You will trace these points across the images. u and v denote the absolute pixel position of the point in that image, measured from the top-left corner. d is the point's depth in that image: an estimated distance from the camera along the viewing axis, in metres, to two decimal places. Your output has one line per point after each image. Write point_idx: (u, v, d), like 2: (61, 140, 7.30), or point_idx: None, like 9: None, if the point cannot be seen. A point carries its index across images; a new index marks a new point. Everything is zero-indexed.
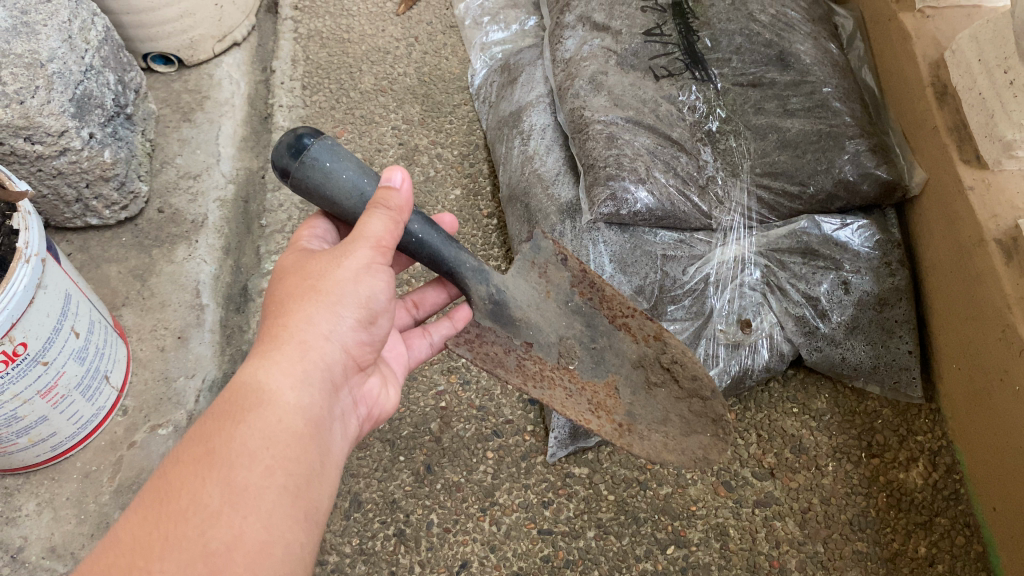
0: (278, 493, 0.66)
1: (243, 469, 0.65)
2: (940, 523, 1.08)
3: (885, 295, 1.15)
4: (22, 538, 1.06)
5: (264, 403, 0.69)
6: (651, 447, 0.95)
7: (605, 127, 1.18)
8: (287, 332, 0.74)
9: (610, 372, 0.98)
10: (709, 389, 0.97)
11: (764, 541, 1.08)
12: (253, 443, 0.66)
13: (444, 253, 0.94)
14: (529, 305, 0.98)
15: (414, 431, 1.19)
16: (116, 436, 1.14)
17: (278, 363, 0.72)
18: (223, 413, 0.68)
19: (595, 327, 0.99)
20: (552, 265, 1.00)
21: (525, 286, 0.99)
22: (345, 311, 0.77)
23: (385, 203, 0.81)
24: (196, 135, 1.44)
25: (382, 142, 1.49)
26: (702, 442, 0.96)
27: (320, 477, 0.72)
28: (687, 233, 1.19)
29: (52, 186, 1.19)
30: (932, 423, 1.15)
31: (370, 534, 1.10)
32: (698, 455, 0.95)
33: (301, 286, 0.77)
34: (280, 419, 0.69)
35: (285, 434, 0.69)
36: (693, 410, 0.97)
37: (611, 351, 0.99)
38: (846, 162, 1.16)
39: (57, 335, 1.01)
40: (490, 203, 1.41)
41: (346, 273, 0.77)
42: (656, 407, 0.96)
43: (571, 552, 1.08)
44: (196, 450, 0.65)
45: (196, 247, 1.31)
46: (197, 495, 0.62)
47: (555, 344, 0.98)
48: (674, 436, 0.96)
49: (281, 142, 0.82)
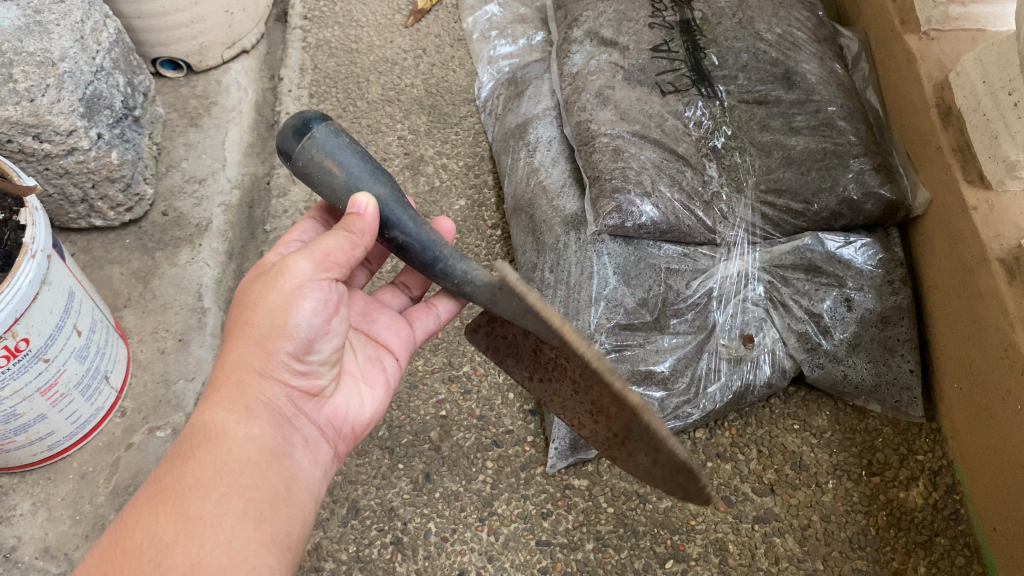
0: (236, 520, 0.66)
1: (197, 499, 0.66)
2: (940, 543, 1.07)
3: (887, 313, 1.15)
4: (15, 537, 1.05)
5: (211, 440, 0.71)
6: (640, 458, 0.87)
7: (611, 140, 1.19)
8: (225, 374, 0.76)
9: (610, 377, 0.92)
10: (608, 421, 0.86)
11: (763, 557, 1.08)
12: (204, 476, 0.68)
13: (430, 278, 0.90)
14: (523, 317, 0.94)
15: (414, 439, 1.18)
16: (114, 437, 1.14)
17: (219, 403, 0.74)
18: (175, 457, 0.70)
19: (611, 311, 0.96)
20: None
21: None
22: (282, 337, 0.77)
23: (347, 227, 0.79)
24: (202, 140, 1.45)
25: (388, 151, 1.50)
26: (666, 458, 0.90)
27: (286, 500, 0.72)
28: (691, 247, 1.20)
29: (58, 185, 1.19)
30: (932, 443, 1.15)
31: (366, 542, 1.09)
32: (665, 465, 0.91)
33: (238, 321, 0.78)
34: (230, 450, 0.71)
35: (237, 465, 0.70)
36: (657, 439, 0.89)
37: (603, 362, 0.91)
38: (850, 181, 1.17)
39: (60, 332, 1.01)
40: (494, 214, 1.42)
41: (277, 296, 0.77)
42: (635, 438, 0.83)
43: (569, 564, 1.07)
44: (153, 491, 0.67)
45: (199, 251, 1.31)
46: (153, 531, 0.63)
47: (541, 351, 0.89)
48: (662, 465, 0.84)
49: (287, 127, 0.80)
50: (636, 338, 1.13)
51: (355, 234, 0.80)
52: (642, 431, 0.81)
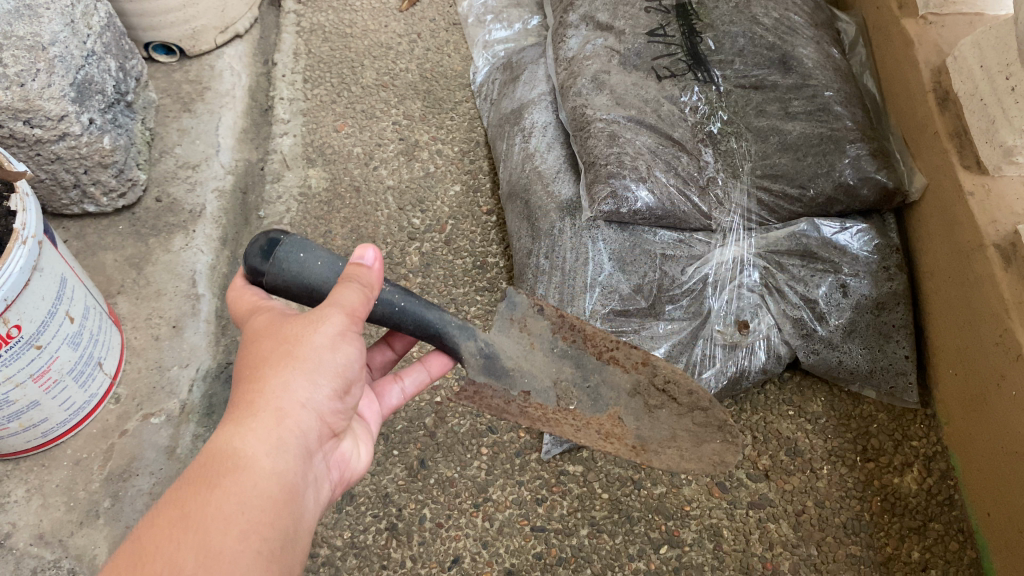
0: (252, 559, 0.61)
1: (218, 533, 0.60)
2: (934, 529, 1.08)
3: (883, 300, 1.15)
4: (9, 524, 1.05)
5: (240, 469, 0.65)
6: (668, 462, 0.91)
7: (606, 125, 1.18)
8: (263, 400, 0.69)
9: (610, 405, 0.92)
10: (707, 400, 0.93)
11: (758, 542, 1.08)
12: (228, 509, 0.62)
13: (428, 316, 0.90)
14: (518, 356, 0.93)
15: (409, 426, 1.18)
16: (108, 424, 1.13)
17: (253, 429, 0.67)
18: (195, 479, 0.63)
19: (585, 367, 0.94)
20: (530, 316, 0.95)
21: (507, 343, 0.93)
22: (322, 376, 0.72)
23: (358, 278, 0.78)
24: (195, 125, 1.44)
25: (382, 137, 1.49)
26: (715, 449, 0.93)
27: (295, 543, 0.67)
28: (687, 233, 1.20)
29: (50, 171, 1.18)
30: (927, 429, 1.15)
31: (362, 528, 1.10)
32: (715, 461, 0.92)
33: (277, 350, 0.72)
34: (256, 483, 0.65)
35: (259, 500, 0.64)
36: (697, 423, 0.93)
37: (606, 386, 0.93)
38: (847, 166, 1.17)
39: (52, 319, 1.01)
40: (489, 199, 1.42)
41: (322, 337, 0.73)
42: (662, 423, 0.92)
43: (563, 550, 1.08)
44: (170, 513, 0.60)
45: (193, 237, 1.30)
46: (172, 561, 0.57)
47: (550, 387, 0.92)
48: (688, 449, 0.92)
49: (253, 242, 0.81)
50: (631, 324, 1.15)
51: (367, 287, 0.79)
52: (679, 405, 0.93)
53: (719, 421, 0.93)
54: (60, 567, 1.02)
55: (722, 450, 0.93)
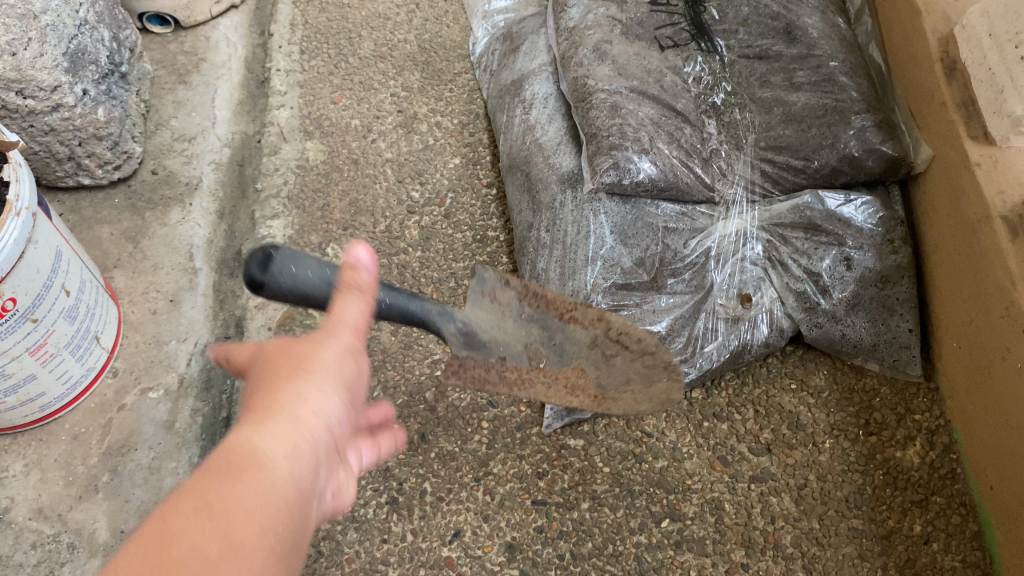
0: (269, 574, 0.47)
1: (242, 521, 0.47)
2: (936, 502, 1.07)
3: (887, 272, 1.14)
4: (8, 499, 1.04)
5: (256, 465, 0.51)
6: (625, 405, 0.94)
7: (608, 96, 1.16)
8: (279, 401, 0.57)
9: (574, 358, 0.94)
10: (654, 342, 0.95)
11: (759, 516, 1.08)
12: (248, 502, 0.48)
13: (413, 307, 0.86)
14: (491, 326, 0.92)
15: (409, 400, 1.18)
16: (106, 398, 1.13)
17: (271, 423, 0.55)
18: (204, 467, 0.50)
19: (550, 330, 0.94)
20: (499, 289, 0.93)
21: (481, 317, 0.92)
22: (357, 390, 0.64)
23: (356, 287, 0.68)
24: (191, 97, 1.42)
25: (381, 108, 1.47)
26: (663, 388, 0.96)
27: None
28: (689, 206, 1.18)
29: (43, 143, 1.17)
30: (930, 403, 1.15)
31: (362, 502, 1.09)
32: (664, 400, 0.96)
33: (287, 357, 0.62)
34: (272, 489, 0.51)
35: (273, 511, 0.50)
36: (647, 363, 0.95)
37: (567, 342, 0.94)
38: (851, 137, 1.15)
39: (48, 292, 1.00)
40: (489, 172, 1.40)
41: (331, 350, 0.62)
42: (618, 368, 0.94)
43: (564, 523, 1.07)
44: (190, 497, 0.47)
45: (190, 211, 1.29)
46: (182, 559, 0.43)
47: (521, 351, 0.93)
48: (640, 391, 0.95)
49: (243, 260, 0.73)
50: (633, 297, 1.13)
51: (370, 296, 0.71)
52: (631, 352, 0.95)
53: (665, 360, 0.96)
54: (60, 541, 1.01)
55: (669, 387, 0.96)
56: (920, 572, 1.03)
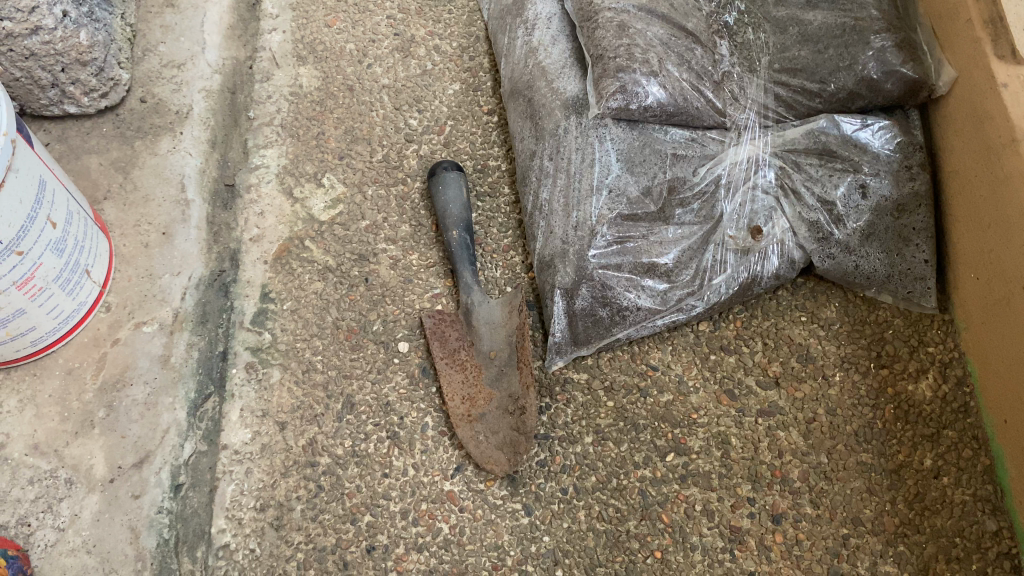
0: None
1: None
2: (948, 436, 1.05)
3: (904, 202, 1.10)
4: (4, 435, 1.02)
5: None
6: (486, 431, 1.06)
7: (615, 15, 1.10)
8: None
9: (494, 387, 1.08)
10: (504, 449, 1.04)
11: (766, 450, 1.06)
12: None
13: (463, 260, 1.16)
14: (487, 321, 1.13)
15: (410, 334, 1.15)
16: (100, 332, 1.09)
17: None
18: None
19: (506, 359, 1.10)
20: (515, 310, 1.13)
21: (494, 310, 1.13)
22: None
23: None
24: (179, 21, 1.35)
25: (376, 32, 1.41)
26: (501, 452, 1.04)
27: None
28: (699, 131, 1.14)
29: (25, 68, 1.12)
30: (944, 335, 1.11)
31: (363, 436, 1.08)
32: (495, 463, 1.04)
33: None
34: None
35: None
36: (508, 439, 1.05)
37: (501, 371, 1.09)
38: (870, 59, 1.09)
39: (33, 223, 0.96)
40: (490, 98, 1.35)
41: None
42: (496, 422, 1.06)
43: (568, 458, 1.06)
44: None
45: (181, 139, 1.24)
46: None
47: (487, 350, 1.11)
48: (497, 440, 1.05)
49: None
50: (639, 229, 1.10)
51: None
52: (488, 426, 1.06)
53: (512, 455, 1.04)
54: (57, 477, 1.00)
55: (497, 461, 1.04)
56: (929, 507, 1.01)
